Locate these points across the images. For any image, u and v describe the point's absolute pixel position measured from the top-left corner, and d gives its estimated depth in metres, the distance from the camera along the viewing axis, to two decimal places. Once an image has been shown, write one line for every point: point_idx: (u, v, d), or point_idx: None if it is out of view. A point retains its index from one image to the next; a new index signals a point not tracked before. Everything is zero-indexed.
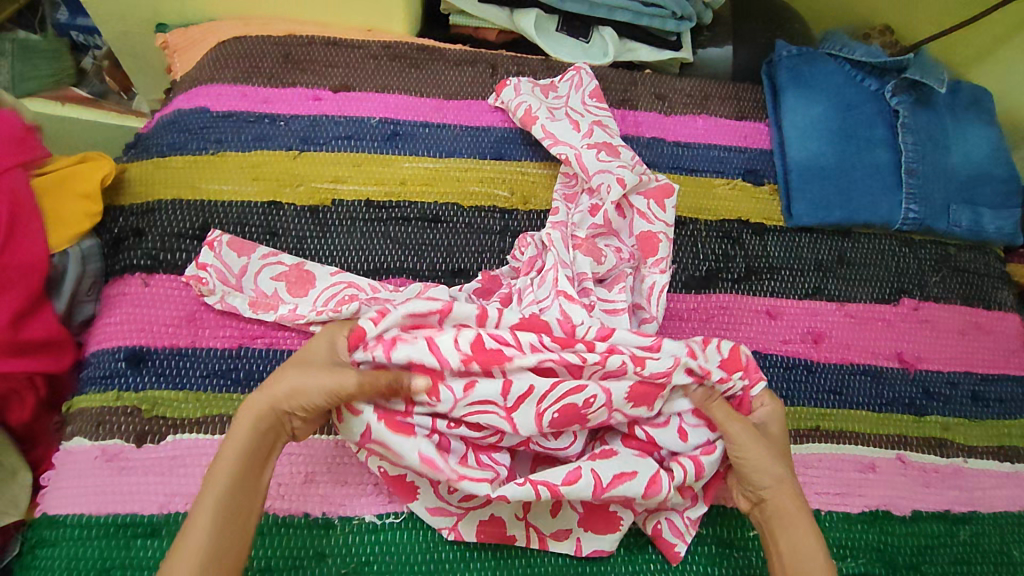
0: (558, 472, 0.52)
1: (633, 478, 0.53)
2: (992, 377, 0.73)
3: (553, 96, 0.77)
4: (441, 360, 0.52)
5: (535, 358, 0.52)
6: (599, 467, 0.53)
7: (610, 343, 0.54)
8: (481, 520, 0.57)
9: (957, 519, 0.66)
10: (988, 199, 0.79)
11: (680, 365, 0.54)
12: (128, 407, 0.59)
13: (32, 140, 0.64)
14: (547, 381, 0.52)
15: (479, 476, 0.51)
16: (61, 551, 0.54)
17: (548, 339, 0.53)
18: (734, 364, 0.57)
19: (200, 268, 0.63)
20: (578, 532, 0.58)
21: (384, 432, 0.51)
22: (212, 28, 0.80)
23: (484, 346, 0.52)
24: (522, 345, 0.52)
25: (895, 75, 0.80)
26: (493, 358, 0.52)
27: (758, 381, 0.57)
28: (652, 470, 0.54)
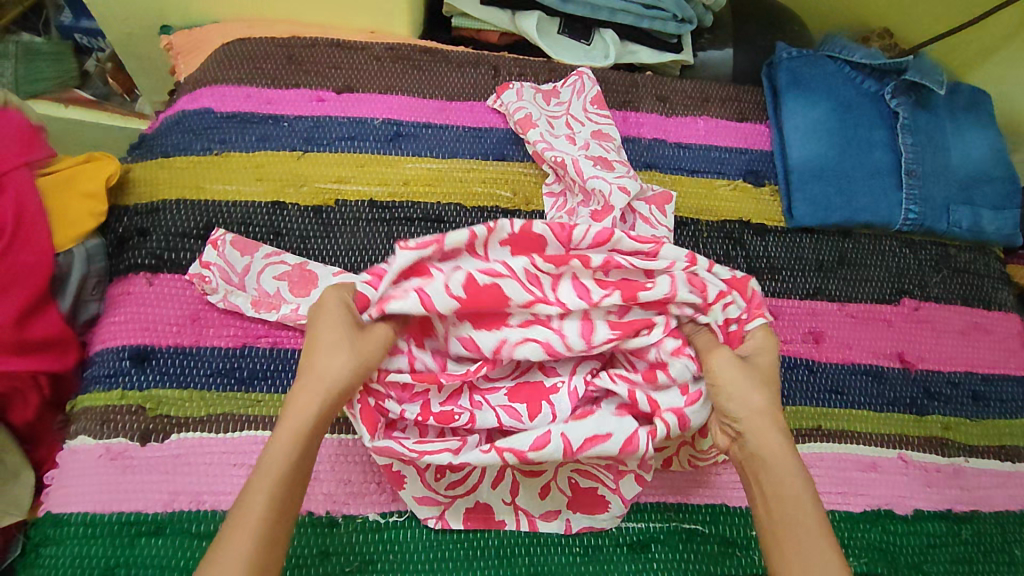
0: (524, 439, 0.52)
1: (606, 441, 0.52)
2: (993, 377, 0.74)
3: (554, 103, 0.77)
4: (427, 304, 0.53)
5: (525, 300, 0.55)
6: (569, 431, 0.52)
7: (605, 256, 0.56)
8: (468, 508, 0.58)
9: (958, 519, 0.66)
10: (988, 200, 0.79)
11: (676, 284, 0.55)
12: (133, 406, 0.59)
13: (37, 140, 0.65)
14: (530, 300, 0.55)
15: (440, 448, 0.53)
16: (66, 549, 0.54)
17: (539, 262, 0.56)
18: (741, 288, 0.57)
19: (203, 267, 0.64)
20: (567, 513, 0.59)
21: (359, 419, 0.53)
22: (216, 31, 0.81)
23: (476, 286, 0.54)
24: (514, 272, 0.56)
25: (894, 77, 0.80)
26: (483, 291, 0.54)
27: (757, 317, 0.56)
28: (629, 429, 0.53)
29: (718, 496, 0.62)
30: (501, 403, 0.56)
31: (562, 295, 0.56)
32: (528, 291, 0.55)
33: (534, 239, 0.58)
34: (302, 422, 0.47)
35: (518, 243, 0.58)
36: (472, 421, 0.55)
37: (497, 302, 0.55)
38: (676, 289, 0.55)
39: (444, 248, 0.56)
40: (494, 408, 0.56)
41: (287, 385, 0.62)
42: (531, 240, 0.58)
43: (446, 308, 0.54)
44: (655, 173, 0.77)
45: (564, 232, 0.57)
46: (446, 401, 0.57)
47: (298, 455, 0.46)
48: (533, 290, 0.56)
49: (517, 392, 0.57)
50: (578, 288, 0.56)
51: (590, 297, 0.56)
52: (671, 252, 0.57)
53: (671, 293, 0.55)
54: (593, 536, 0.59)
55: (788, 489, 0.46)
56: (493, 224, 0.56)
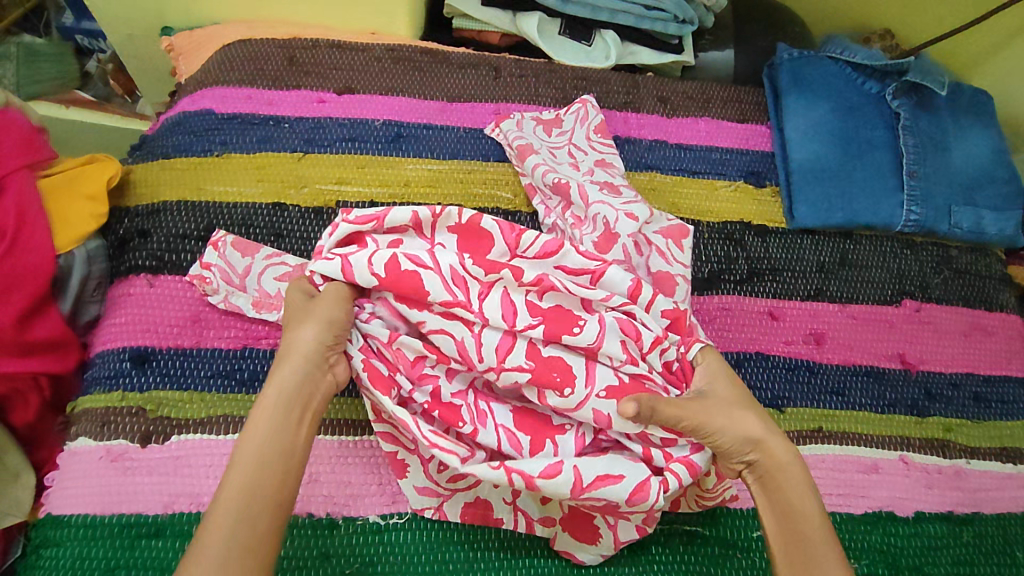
0: (537, 464, 0.51)
1: (618, 482, 0.51)
2: (995, 378, 0.73)
3: (556, 133, 0.75)
4: (349, 276, 0.54)
5: (445, 301, 0.53)
6: (582, 465, 0.51)
7: (539, 274, 0.55)
8: (467, 502, 0.58)
9: (960, 521, 0.65)
10: (989, 201, 0.79)
11: (607, 328, 0.54)
12: (133, 407, 0.59)
13: (38, 141, 0.65)
14: (449, 302, 0.53)
15: (449, 447, 0.52)
16: (66, 551, 0.54)
17: (469, 266, 0.55)
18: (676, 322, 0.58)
19: (204, 268, 0.64)
20: (559, 528, 0.57)
21: (370, 382, 0.53)
22: (216, 32, 0.81)
23: (399, 268, 0.54)
24: (439, 267, 0.54)
25: (895, 78, 0.80)
26: (406, 277, 0.54)
27: (694, 343, 0.56)
28: (642, 475, 0.52)
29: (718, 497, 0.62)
30: (506, 426, 0.55)
31: (484, 306, 0.54)
32: (449, 291, 0.54)
33: (482, 234, 0.58)
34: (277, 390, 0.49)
35: (464, 233, 0.58)
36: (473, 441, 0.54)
37: (416, 291, 0.53)
38: (607, 333, 0.54)
39: (386, 226, 0.58)
40: (500, 427, 0.54)
41: None
42: (479, 235, 0.58)
43: (366, 283, 0.54)
44: (656, 175, 0.77)
45: (512, 236, 0.57)
46: (456, 393, 0.55)
47: (277, 420, 0.48)
48: (455, 292, 0.54)
49: (520, 418, 0.55)
50: (505, 305, 0.54)
51: (514, 322, 0.54)
52: (611, 280, 0.57)
53: (602, 331, 0.54)
54: None
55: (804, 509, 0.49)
56: (438, 210, 0.58)
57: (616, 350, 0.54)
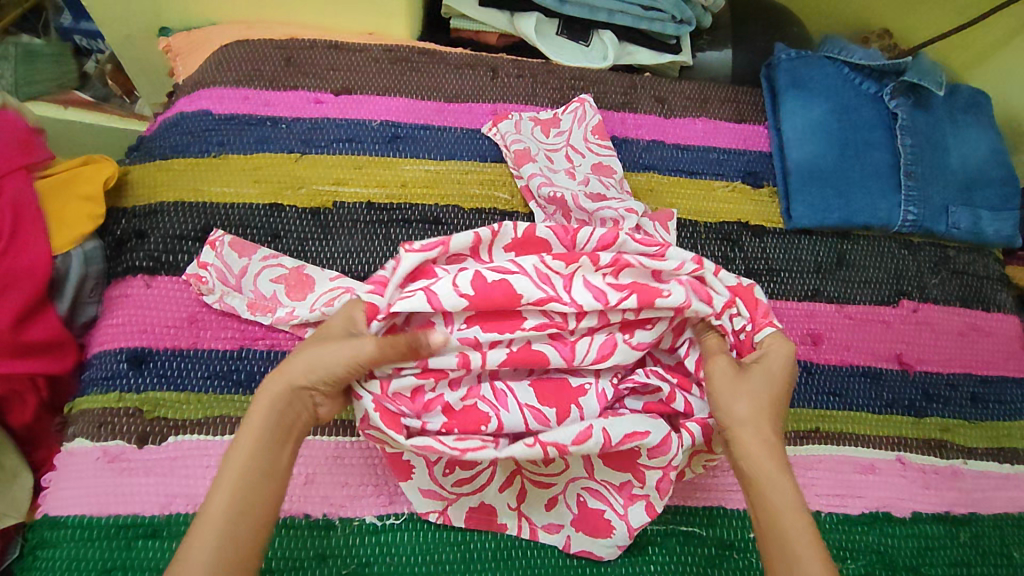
0: (568, 432, 0.51)
1: (644, 438, 0.53)
2: (992, 379, 0.73)
3: (553, 133, 0.75)
4: (437, 305, 0.52)
5: (538, 297, 0.53)
6: (610, 426, 0.52)
7: (614, 255, 0.55)
8: (471, 507, 0.58)
9: (956, 521, 0.65)
10: (987, 201, 0.79)
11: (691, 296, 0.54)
12: (130, 408, 0.59)
13: (35, 142, 0.65)
14: (539, 297, 0.53)
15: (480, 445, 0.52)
16: (63, 552, 0.54)
17: (550, 261, 0.54)
18: (748, 297, 0.56)
19: (201, 267, 0.64)
20: (568, 529, 0.58)
21: (381, 423, 0.51)
22: (215, 33, 0.81)
23: (485, 282, 0.52)
24: (524, 269, 0.54)
25: (893, 78, 0.80)
26: (496, 286, 0.52)
27: (767, 326, 0.56)
28: (664, 429, 0.54)
29: (715, 498, 0.62)
30: (529, 402, 0.53)
31: (570, 291, 0.54)
32: (539, 286, 0.53)
33: (540, 242, 0.58)
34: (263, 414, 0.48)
35: (521, 246, 0.58)
36: (499, 426, 0.53)
37: (508, 300, 0.52)
38: (691, 300, 0.54)
39: (449, 250, 0.56)
40: (521, 405, 0.53)
41: None
42: (536, 243, 0.58)
43: (455, 307, 0.52)
44: (653, 175, 0.77)
45: (569, 236, 0.57)
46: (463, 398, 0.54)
47: (260, 446, 0.47)
48: (546, 289, 0.53)
49: (539, 388, 0.54)
50: (592, 289, 0.54)
51: (607, 300, 0.53)
52: (678, 254, 0.56)
53: (688, 300, 0.54)
54: None
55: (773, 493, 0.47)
56: (497, 227, 0.56)
57: (704, 309, 0.54)
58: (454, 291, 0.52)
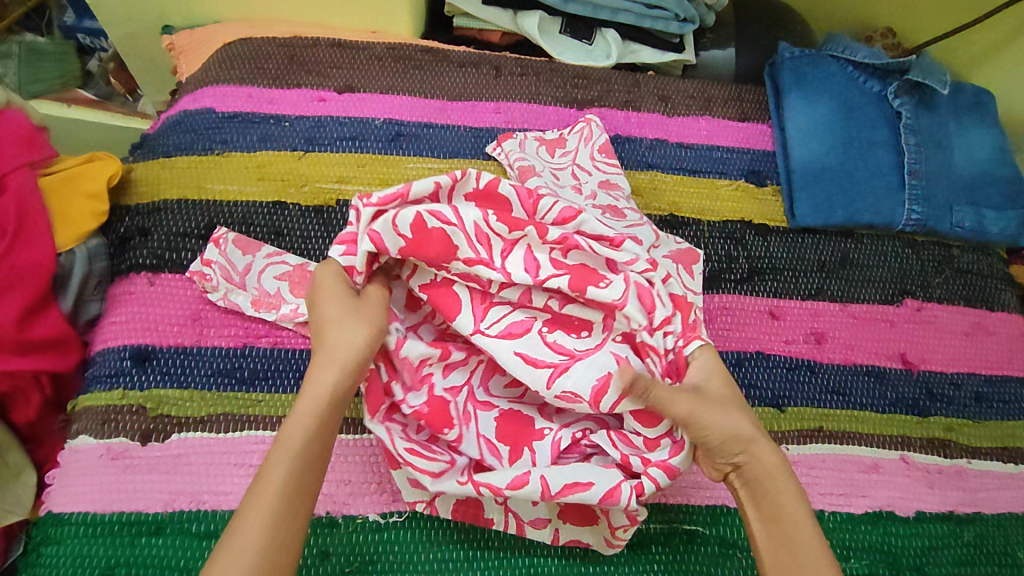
0: (503, 476, 0.51)
1: (586, 489, 0.51)
2: (996, 378, 0.73)
3: (558, 154, 0.74)
4: (376, 243, 0.53)
5: (467, 265, 0.53)
6: (549, 475, 0.51)
7: (564, 233, 0.54)
8: (458, 499, 0.57)
9: (960, 520, 0.65)
10: (991, 200, 0.78)
11: (629, 294, 0.53)
12: (134, 406, 0.59)
13: (39, 140, 0.66)
14: (468, 263, 0.53)
15: (425, 464, 0.52)
16: (67, 549, 0.54)
17: (493, 223, 0.53)
18: (685, 311, 0.56)
19: (204, 264, 0.64)
20: (556, 523, 0.57)
21: (366, 398, 0.54)
22: (218, 31, 0.81)
23: (424, 227, 0.53)
24: (464, 223, 0.53)
25: (897, 77, 0.80)
26: (432, 237, 0.53)
27: (693, 340, 0.55)
28: (613, 481, 0.51)
29: (718, 497, 0.62)
30: (489, 436, 0.55)
31: (507, 263, 0.53)
32: (474, 247, 0.53)
33: (500, 199, 0.58)
34: (321, 394, 0.49)
35: (484, 199, 0.58)
36: (456, 439, 0.54)
37: (439, 253, 0.53)
38: (627, 297, 0.52)
39: (410, 200, 0.55)
40: (479, 437, 0.55)
41: (287, 385, 0.62)
42: (498, 200, 0.58)
43: (395, 248, 0.53)
44: (657, 174, 0.77)
45: (530, 202, 0.57)
46: (449, 388, 0.56)
47: (317, 428, 0.48)
48: (478, 250, 0.53)
49: (503, 425, 0.55)
50: (529, 262, 0.54)
51: (538, 276, 0.53)
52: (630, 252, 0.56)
53: (624, 297, 0.52)
54: None
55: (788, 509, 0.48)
56: (459, 175, 0.56)
57: (637, 313, 0.52)
58: (391, 233, 0.53)
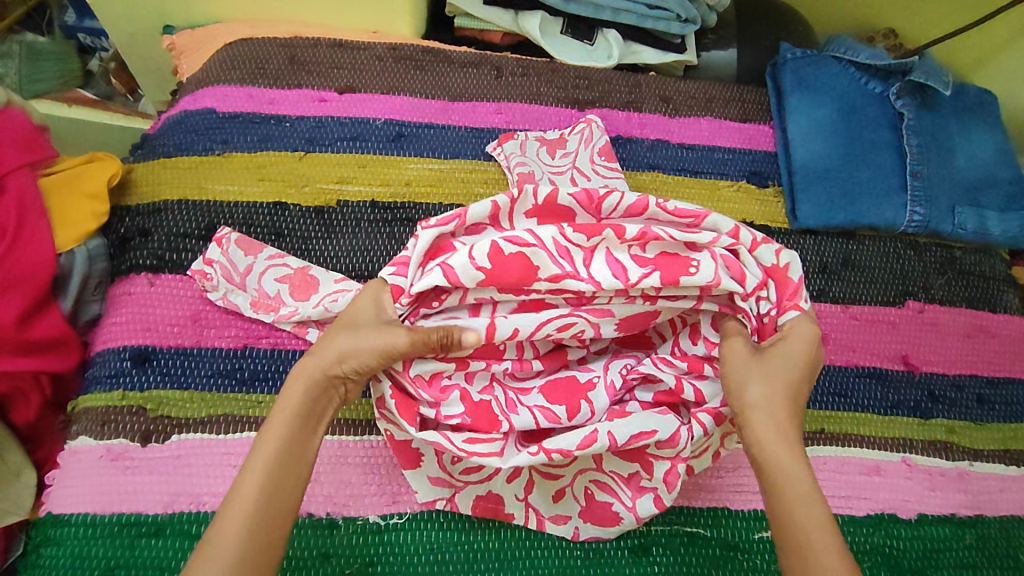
0: (570, 438, 0.50)
1: (652, 436, 0.51)
2: (998, 380, 0.73)
3: (559, 155, 0.74)
4: (453, 280, 0.51)
5: (553, 279, 0.51)
6: (616, 429, 0.51)
7: (642, 227, 0.52)
8: (479, 495, 0.58)
9: (963, 523, 0.65)
10: (994, 201, 0.78)
11: (723, 277, 0.51)
12: (134, 407, 0.59)
13: (40, 140, 0.66)
14: (555, 278, 0.51)
15: (488, 450, 0.51)
16: (67, 550, 0.54)
17: (571, 234, 0.51)
18: (781, 279, 0.54)
19: (206, 263, 0.64)
20: (576, 520, 0.58)
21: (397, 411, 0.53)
22: (219, 31, 0.81)
23: (502, 254, 0.50)
24: (543, 240, 0.51)
25: (899, 78, 0.80)
26: (511, 261, 0.51)
27: (791, 309, 0.54)
28: (672, 426, 0.52)
29: (719, 499, 0.62)
30: (540, 404, 0.53)
31: (596, 272, 0.51)
32: (558, 260, 0.51)
33: (563, 210, 0.55)
34: (296, 401, 0.49)
35: (543, 212, 0.56)
36: (510, 428, 0.52)
37: (523, 276, 0.51)
38: (724, 278, 0.51)
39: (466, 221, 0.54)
40: (534, 409, 0.53)
41: None
42: (558, 209, 0.55)
43: (472, 280, 0.51)
44: (658, 174, 0.77)
45: (593, 204, 0.54)
46: (483, 389, 0.54)
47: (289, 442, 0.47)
48: (563, 264, 0.51)
49: (550, 391, 0.54)
50: (614, 265, 0.51)
51: (630, 279, 0.51)
52: (712, 225, 0.53)
53: (720, 279, 0.51)
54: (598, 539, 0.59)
55: (784, 482, 0.46)
56: (516, 192, 0.54)
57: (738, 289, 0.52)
58: (469, 264, 0.50)
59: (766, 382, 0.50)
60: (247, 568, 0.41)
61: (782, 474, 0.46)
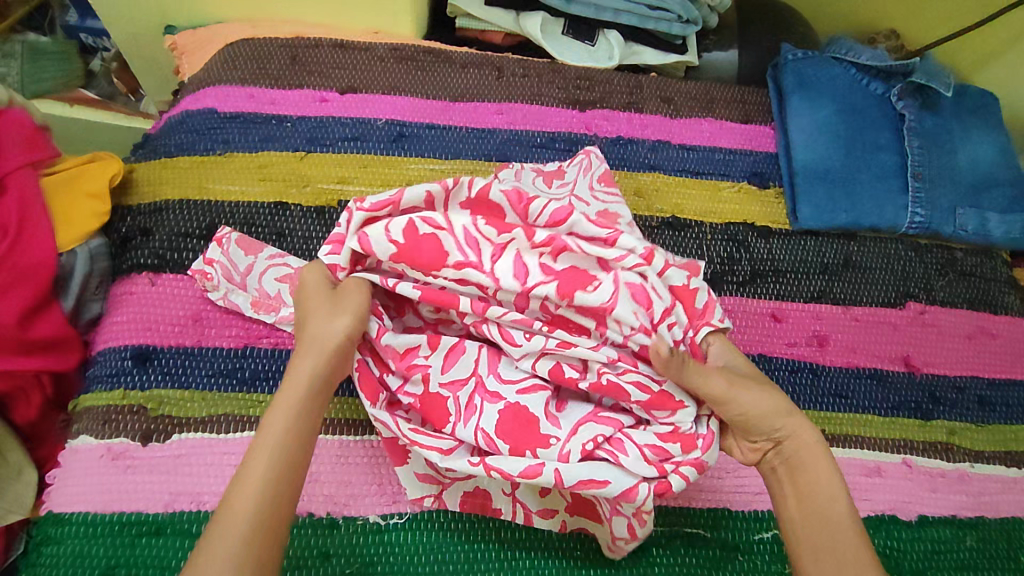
0: (516, 463, 0.49)
1: (601, 487, 0.48)
2: (1000, 382, 0.73)
3: (556, 185, 0.67)
4: (366, 248, 0.54)
5: (456, 270, 0.53)
6: (563, 468, 0.49)
7: (551, 234, 0.54)
8: (465, 491, 0.58)
9: (963, 525, 0.65)
10: (995, 203, 0.78)
11: (620, 294, 0.52)
12: (134, 406, 0.59)
13: (42, 140, 0.66)
14: (456, 271, 0.53)
15: (431, 443, 0.52)
16: (67, 548, 0.54)
17: (482, 227, 0.53)
18: (688, 301, 0.54)
19: (207, 263, 0.64)
20: (563, 514, 0.57)
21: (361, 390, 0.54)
22: (221, 31, 0.81)
23: (415, 234, 0.53)
24: (453, 227, 0.54)
25: (901, 79, 0.80)
26: (421, 244, 0.53)
27: (702, 328, 0.54)
28: (629, 481, 0.49)
29: (719, 500, 0.62)
30: (488, 430, 0.51)
31: (494, 268, 0.53)
32: (465, 250, 0.53)
33: (494, 207, 0.58)
34: (300, 382, 0.50)
35: (477, 207, 0.58)
36: (454, 434, 0.52)
37: (433, 259, 0.53)
38: (619, 299, 0.51)
39: (401, 207, 0.56)
40: (480, 431, 0.51)
41: None
42: (490, 206, 0.58)
43: (384, 254, 0.54)
44: (659, 175, 0.77)
45: (521, 206, 0.57)
46: (447, 384, 0.54)
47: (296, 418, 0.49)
48: (468, 254, 0.53)
49: (507, 421, 0.52)
50: (518, 266, 0.53)
51: (525, 283, 0.52)
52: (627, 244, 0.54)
53: (614, 296, 0.52)
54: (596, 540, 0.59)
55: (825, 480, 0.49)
56: (450, 183, 0.56)
57: (631, 316, 0.52)
58: (384, 239, 0.53)
59: (772, 388, 0.52)
60: (257, 540, 0.42)
61: (819, 472, 0.50)
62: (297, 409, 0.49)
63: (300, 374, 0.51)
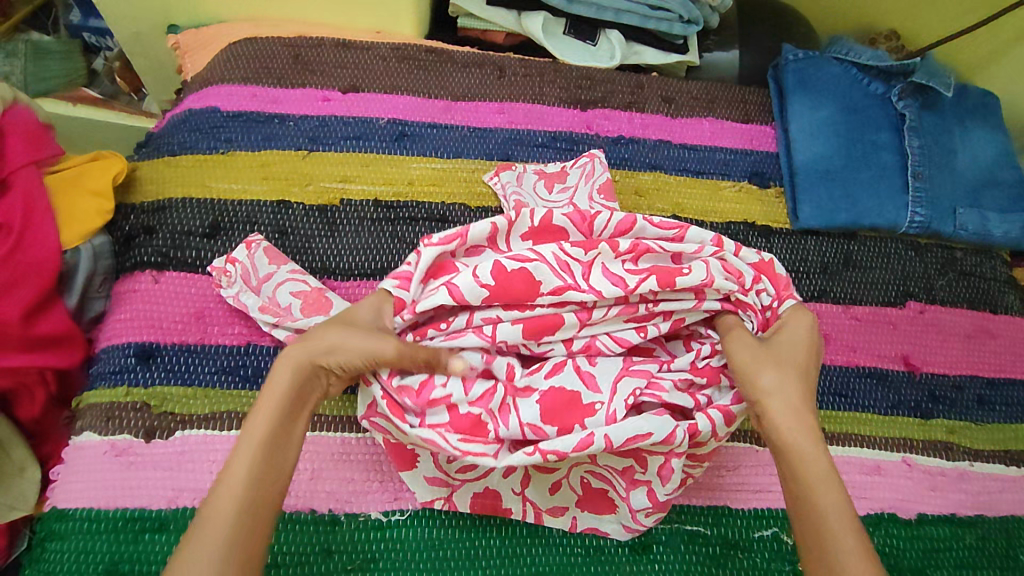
0: (568, 440, 0.49)
1: (646, 439, 0.49)
2: (999, 381, 0.73)
3: (557, 189, 0.72)
4: (459, 298, 0.53)
5: (556, 289, 0.53)
6: (612, 431, 0.49)
7: (633, 241, 0.56)
8: (475, 492, 0.58)
9: (962, 523, 0.65)
10: (995, 203, 0.78)
11: (712, 269, 0.54)
12: (137, 403, 0.60)
13: (46, 138, 0.66)
14: (554, 294, 0.53)
15: (483, 450, 0.51)
16: (71, 544, 0.54)
17: (569, 249, 0.54)
18: (771, 274, 0.57)
19: (229, 261, 0.64)
20: (574, 511, 0.58)
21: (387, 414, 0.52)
22: (224, 30, 0.81)
23: (504, 271, 0.53)
24: (544, 256, 0.54)
25: (901, 80, 0.80)
26: (512, 279, 0.53)
27: (786, 299, 0.57)
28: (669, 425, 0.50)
29: (720, 497, 0.62)
30: (533, 420, 0.51)
31: (589, 286, 0.53)
32: (557, 274, 0.54)
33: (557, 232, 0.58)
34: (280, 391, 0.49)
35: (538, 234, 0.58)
36: (499, 436, 0.51)
37: (526, 289, 0.53)
38: (714, 275, 0.54)
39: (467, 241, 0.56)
40: (523, 421, 0.51)
41: None
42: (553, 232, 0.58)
43: (477, 297, 0.53)
44: (659, 175, 0.77)
45: (586, 225, 0.58)
46: (476, 401, 0.52)
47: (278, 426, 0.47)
48: (565, 277, 0.54)
49: (547, 406, 0.51)
50: (611, 276, 0.54)
51: (630, 284, 0.53)
52: (697, 237, 0.56)
53: (710, 275, 0.54)
54: (596, 538, 0.59)
55: (807, 453, 0.47)
56: (513, 215, 0.57)
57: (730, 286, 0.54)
58: (473, 279, 0.53)
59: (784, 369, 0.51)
60: (239, 550, 0.42)
61: (800, 451, 0.48)
62: (276, 415, 0.48)
63: (278, 381, 0.49)
